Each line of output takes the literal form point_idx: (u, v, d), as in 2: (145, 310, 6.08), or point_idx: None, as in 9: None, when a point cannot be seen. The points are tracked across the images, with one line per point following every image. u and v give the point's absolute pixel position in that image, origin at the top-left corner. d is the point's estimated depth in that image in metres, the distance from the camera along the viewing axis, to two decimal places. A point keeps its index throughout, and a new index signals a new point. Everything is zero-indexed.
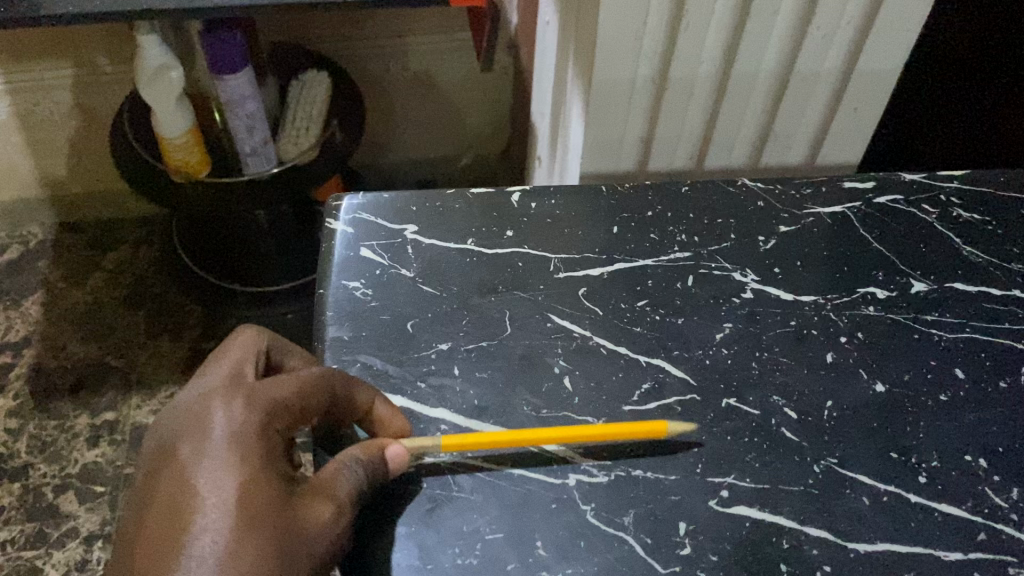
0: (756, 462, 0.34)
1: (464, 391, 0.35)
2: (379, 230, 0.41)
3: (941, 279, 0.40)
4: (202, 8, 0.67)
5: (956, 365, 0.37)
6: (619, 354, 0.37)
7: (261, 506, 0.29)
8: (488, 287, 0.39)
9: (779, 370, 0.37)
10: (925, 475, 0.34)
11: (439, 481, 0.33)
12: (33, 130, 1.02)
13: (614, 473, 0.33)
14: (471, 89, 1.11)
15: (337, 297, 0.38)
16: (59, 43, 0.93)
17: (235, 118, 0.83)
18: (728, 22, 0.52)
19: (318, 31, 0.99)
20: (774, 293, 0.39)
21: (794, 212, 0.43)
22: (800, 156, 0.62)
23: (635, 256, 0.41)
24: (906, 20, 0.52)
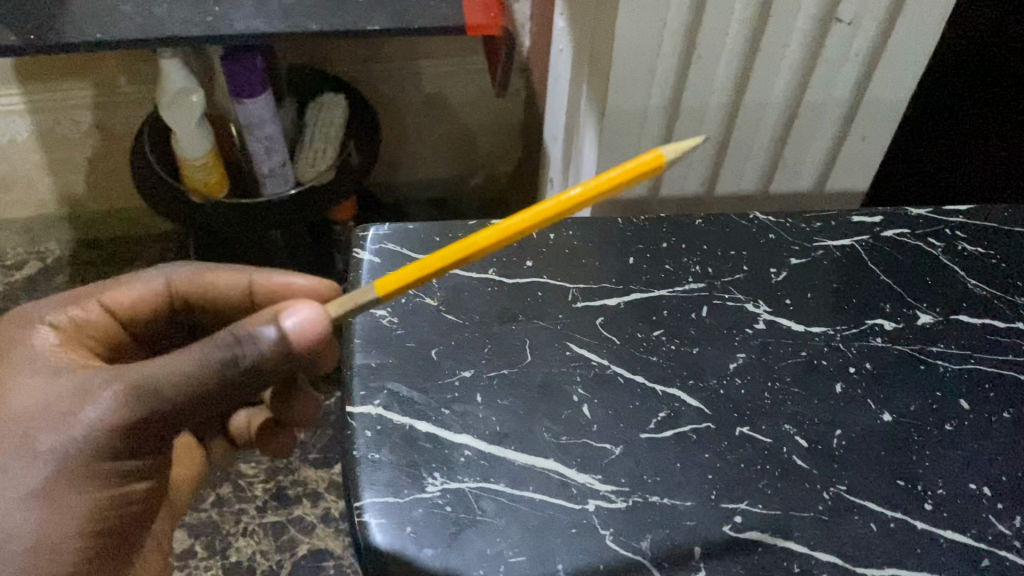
0: (768, 489, 0.35)
1: (486, 418, 0.37)
2: (404, 260, 0.43)
3: (946, 312, 0.42)
4: (226, 36, 0.68)
5: (961, 397, 0.39)
6: (636, 383, 0.38)
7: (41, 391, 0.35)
8: (509, 316, 0.41)
9: (789, 400, 0.38)
10: (931, 502, 0.35)
11: (463, 504, 0.34)
12: (53, 148, 1.05)
13: (632, 499, 0.34)
14: (484, 112, 1.13)
15: (364, 324, 0.40)
16: (80, 65, 0.96)
17: (254, 140, 0.85)
18: (739, 55, 0.53)
19: (335, 55, 1.01)
20: (786, 323, 0.41)
21: (804, 245, 0.44)
22: (808, 185, 0.63)
23: (651, 287, 0.42)
24: (912, 53, 0.54)
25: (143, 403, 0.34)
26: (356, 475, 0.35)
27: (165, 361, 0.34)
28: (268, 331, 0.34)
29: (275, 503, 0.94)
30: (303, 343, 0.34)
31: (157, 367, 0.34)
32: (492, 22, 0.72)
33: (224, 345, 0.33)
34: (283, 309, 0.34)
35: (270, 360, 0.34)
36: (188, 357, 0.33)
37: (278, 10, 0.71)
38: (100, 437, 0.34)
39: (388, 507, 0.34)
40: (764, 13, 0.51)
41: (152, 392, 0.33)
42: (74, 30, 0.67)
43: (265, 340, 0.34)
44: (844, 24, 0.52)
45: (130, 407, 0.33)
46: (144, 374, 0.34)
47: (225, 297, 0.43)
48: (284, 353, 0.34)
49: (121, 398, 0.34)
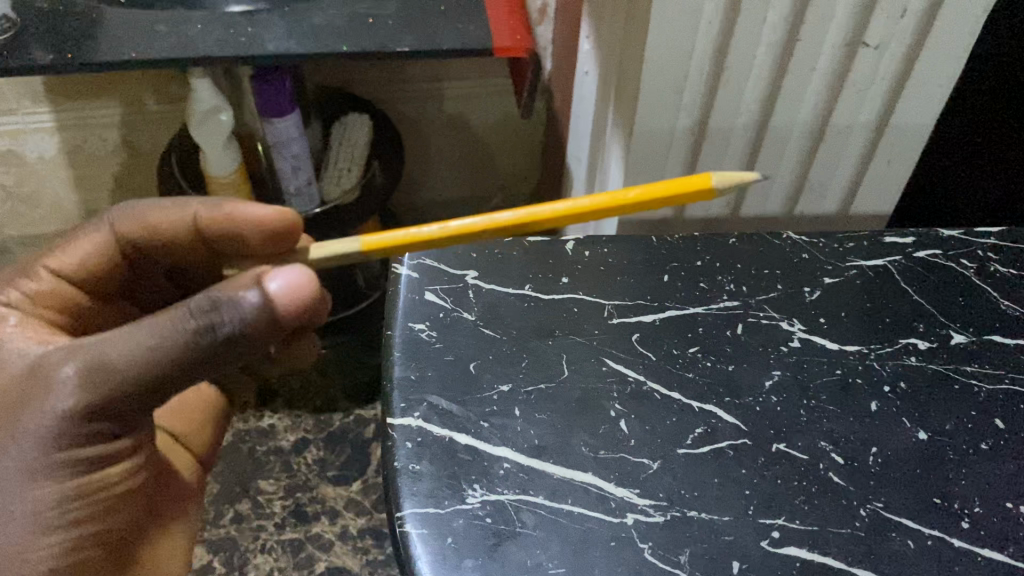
0: (805, 505, 0.35)
1: (525, 431, 0.37)
2: (441, 276, 0.44)
3: (980, 331, 0.42)
4: (259, 56, 0.70)
5: (996, 416, 0.39)
6: (672, 399, 0.39)
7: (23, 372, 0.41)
8: (546, 331, 0.41)
9: (825, 418, 0.38)
10: (967, 520, 0.35)
11: (503, 516, 0.34)
12: (80, 165, 1.07)
13: (670, 513, 0.35)
14: (506, 133, 1.14)
15: (404, 337, 0.41)
16: (109, 85, 0.98)
17: (281, 159, 0.86)
18: (766, 77, 0.54)
19: (360, 76, 1.03)
20: (820, 342, 0.41)
21: (837, 264, 0.45)
22: (834, 207, 0.64)
23: (686, 304, 0.43)
24: (939, 77, 0.54)
25: (110, 382, 0.39)
26: (396, 486, 0.35)
27: (131, 335, 0.40)
28: (248, 295, 0.40)
29: (293, 520, 0.95)
30: (286, 306, 0.40)
31: (122, 343, 0.39)
32: (519, 44, 0.73)
33: (202, 313, 0.39)
34: (262, 274, 0.41)
35: (246, 324, 0.40)
36: (161, 327, 0.39)
37: (309, 31, 0.72)
38: (69, 420, 0.40)
39: (429, 517, 0.34)
40: (793, 36, 0.51)
41: (122, 369, 0.39)
42: (110, 49, 0.68)
43: (240, 304, 0.40)
44: (870, 48, 0.52)
45: (90, 387, 0.39)
46: (109, 353, 0.39)
47: (172, 236, 0.49)
48: (265, 315, 0.40)
49: (80, 379, 0.39)
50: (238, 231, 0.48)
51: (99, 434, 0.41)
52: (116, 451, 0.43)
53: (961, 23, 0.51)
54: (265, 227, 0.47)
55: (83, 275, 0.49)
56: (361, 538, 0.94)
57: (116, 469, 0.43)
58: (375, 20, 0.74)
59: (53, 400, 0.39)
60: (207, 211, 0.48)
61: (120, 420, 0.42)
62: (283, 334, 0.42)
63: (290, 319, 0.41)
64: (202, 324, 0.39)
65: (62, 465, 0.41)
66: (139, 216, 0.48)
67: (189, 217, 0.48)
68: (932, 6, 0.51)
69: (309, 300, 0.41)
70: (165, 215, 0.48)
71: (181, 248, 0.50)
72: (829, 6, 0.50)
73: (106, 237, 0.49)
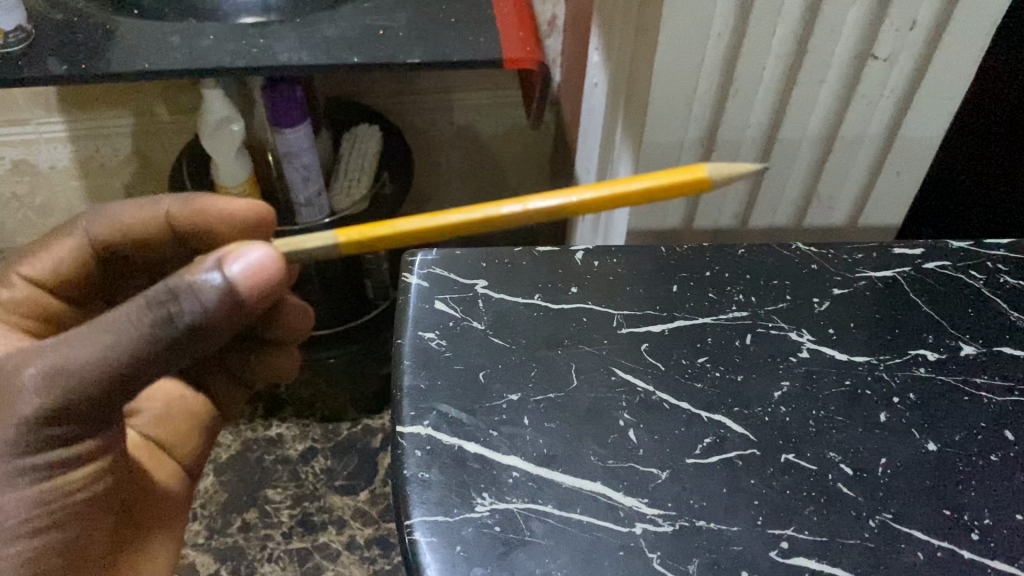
0: (814, 516, 0.35)
1: (534, 440, 0.37)
2: (451, 285, 0.44)
3: (989, 343, 0.42)
4: (270, 67, 0.70)
5: (1007, 428, 0.39)
6: (681, 409, 0.39)
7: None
8: (555, 340, 0.41)
9: (834, 428, 0.38)
10: (977, 532, 0.35)
11: (512, 524, 0.34)
12: (92, 176, 1.08)
13: (680, 523, 0.35)
14: (516, 145, 1.14)
15: (413, 346, 0.41)
16: (122, 96, 0.98)
17: (292, 169, 0.86)
18: (775, 89, 0.54)
19: (370, 87, 1.04)
20: (829, 352, 0.41)
21: (846, 275, 0.45)
22: (842, 219, 0.63)
23: (695, 315, 0.43)
24: (948, 89, 0.55)
25: (74, 381, 0.41)
26: (406, 494, 0.35)
27: (94, 335, 0.41)
28: (209, 279, 0.41)
29: (301, 529, 0.95)
30: (246, 285, 0.41)
31: (82, 343, 0.41)
32: (528, 56, 0.73)
33: (160, 301, 0.41)
34: (232, 255, 0.42)
35: (209, 308, 0.41)
36: (121, 322, 0.41)
37: (320, 42, 0.73)
38: (30, 424, 0.42)
39: (438, 526, 0.34)
40: (802, 48, 0.52)
41: (87, 367, 0.41)
42: (124, 60, 0.69)
43: (199, 290, 0.41)
44: (879, 61, 0.53)
45: (55, 387, 0.41)
46: (72, 354, 0.41)
47: (148, 232, 0.56)
48: (229, 298, 0.41)
49: (44, 380, 0.41)
50: (210, 228, 0.56)
51: (62, 434, 0.44)
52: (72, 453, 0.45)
53: (971, 35, 0.51)
54: (250, 226, 0.56)
55: (56, 278, 0.56)
56: (368, 548, 0.94)
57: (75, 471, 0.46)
58: (386, 32, 0.74)
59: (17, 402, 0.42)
60: (178, 208, 0.55)
61: (81, 421, 0.44)
62: (245, 314, 0.43)
63: (252, 300, 0.42)
64: (164, 318, 0.41)
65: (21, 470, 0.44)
66: (112, 217, 0.55)
67: (162, 212, 0.55)
68: (941, 18, 0.51)
69: (272, 277, 0.42)
70: (139, 214, 0.56)
71: (154, 243, 0.57)
72: (839, 18, 0.50)
73: (77, 241, 0.56)
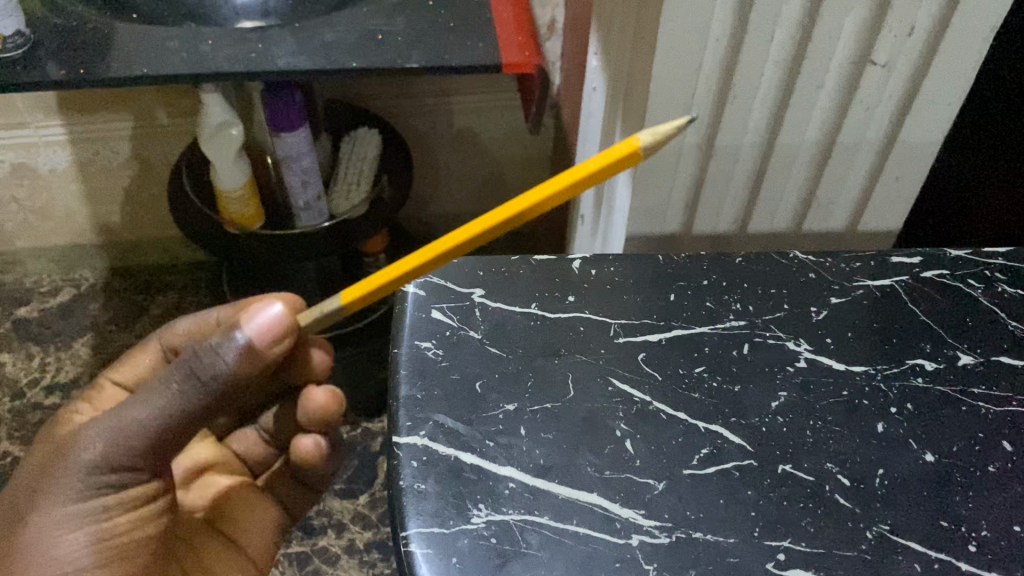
0: (811, 527, 0.35)
1: (530, 451, 0.37)
2: (448, 294, 0.44)
3: (987, 353, 0.42)
4: (269, 72, 0.70)
5: (1004, 438, 0.39)
6: (678, 419, 0.39)
7: (62, 449, 0.54)
8: (552, 350, 0.41)
9: (832, 439, 0.38)
10: (975, 544, 0.35)
11: (508, 536, 0.34)
12: (91, 179, 1.08)
13: (676, 534, 0.35)
14: (515, 149, 1.14)
15: (410, 356, 0.41)
16: (123, 100, 0.99)
17: (291, 173, 0.86)
18: (773, 95, 0.54)
19: (370, 91, 1.04)
20: (826, 362, 0.41)
21: (844, 284, 0.45)
22: (842, 224, 0.63)
23: (692, 323, 0.43)
24: (947, 94, 0.54)
25: (125, 436, 0.53)
26: (402, 506, 0.35)
27: (146, 402, 0.53)
28: (230, 345, 0.55)
29: (300, 533, 0.95)
30: (261, 342, 0.56)
31: (136, 409, 0.53)
32: (527, 61, 0.73)
33: (186, 364, 0.54)
34: (253, 318, 0.57)
35: (227, 367, 0.54)
36: (164, 387, 0.53)
37: (318, 47, 0.73)
38: (96, 471, 0.53)
39: (433, 537, 0.34)
40: (800, 54, 0.52)
41: (135, 426, 0.53)
42: (122, 65, 0.69)
43: (222, 352, 0.54)
44: (878, 66, 0.52)
45: (107, 444, 0.53)
46: (126, 414, 0.53)
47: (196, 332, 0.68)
48: (248, 358, 0.55)
49: (102, 438, 0.53)
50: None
51: (117, 484, 0.54)
52: (126, 498, 0.55)
53: (970, 40, 0.51)
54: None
55: (134, 377, 0.68)
56: (367, 552, 0.94)
57: (124, 516, 0.55)
58: (384, 36, 0.74)
59: (80, 455, 0.53)
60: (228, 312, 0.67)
61: (142, 469, 0.55)
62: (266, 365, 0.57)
63: (266, 350, 0.56)
64: (199, 371, 0.53)
65: (79, 513, 0.54)
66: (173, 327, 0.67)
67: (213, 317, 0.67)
68: (939, 24, 0.51)
69: (280, 333, 0.57)
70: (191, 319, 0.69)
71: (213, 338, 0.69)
72: (837, 23, 0.50)
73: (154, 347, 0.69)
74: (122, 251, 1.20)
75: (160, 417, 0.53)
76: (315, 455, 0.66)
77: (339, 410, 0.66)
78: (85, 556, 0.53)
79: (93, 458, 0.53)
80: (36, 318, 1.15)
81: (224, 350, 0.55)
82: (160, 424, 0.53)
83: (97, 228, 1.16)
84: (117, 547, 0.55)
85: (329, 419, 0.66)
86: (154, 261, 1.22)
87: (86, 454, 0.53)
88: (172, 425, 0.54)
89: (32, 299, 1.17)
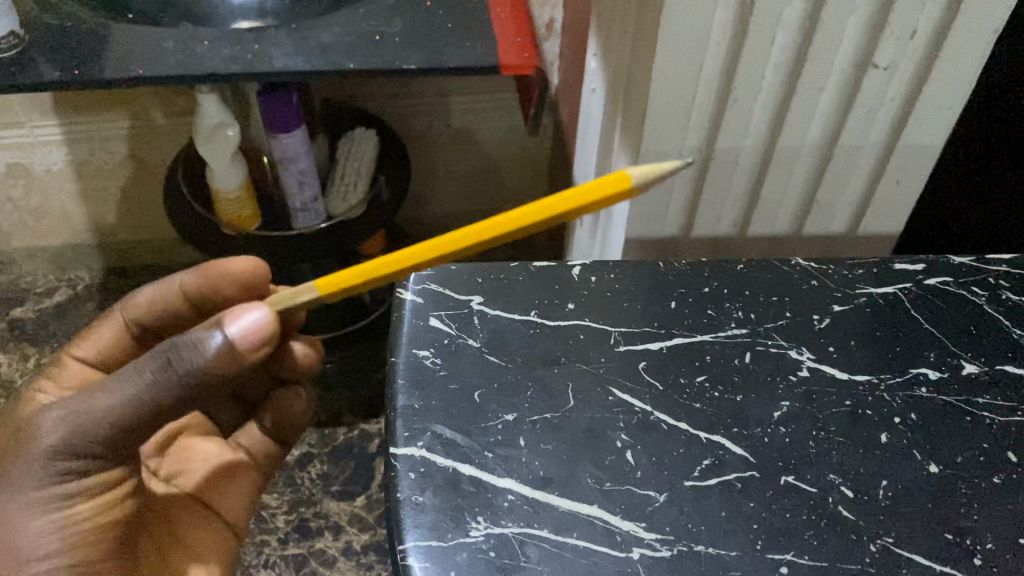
0: (814, 540, 0.35)
1: (530, 463, 0.37)
2: (446, 300, 0.43)
3: (991, 362, 0.41)
4: (266, 72, 0.70)
5: (1009, 449, 0.38)
6: (680, 430, 0.38)
7: (20, 427, 0.50)
8: (551, 358, 0.41)
9: (835, 449, 0.38)
10: (980, 557, 0.34)
11: (507, 550, 0.34)
12: (87, 179, 1.07)
13: (677, 547, 0.34)
14: (513, 149, 1.14)
15: (407, 365, 0.40)
16: (119, 101, 0.98)
17: (288, 174, 0.86)
18: (775, 98, 0.53)
19: (368, 92, 1.03)
20: (829, 371, 0.41)
21: (846, 292, 0.44)
22: (842, 227, 0.63)
23: (694, 332, 0.42)
24: (948, 98, 0.54)
25: (87, 423, 0.48)
26: (399, 518, 0.34)
27: (110, 390, 0.48)
28: (211, 337, 0.48)
29: (297, 535, 0.94)
30: (242, 343, 0.49)
31: (98, 396, 0.48)
32: (526, 62, 0.73)
33: (161, 355, 0.48)
34: (237, 315, 0.50)
35: (207, 362, 0.48)
36: (134, 376, 0.48)
37: (315, 47, 0.72)
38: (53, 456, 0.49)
39: (431, 551, 0.33)
40: (800, 58, 0.51)
41: (99, 413, 0.48)
42: (118, 66, 0.68)
43: (202, 345, 0.48)
44: (880, 69, 0.52)
45: (67, 430, 0.48)
46: (88, 400, 0.48)
47: (163, 304, 0.61)
48: (230, 353, 0.48)
49: (60, 422, 0.48)
50: (216, 289, 0.60)
51: (84, 469, 0.50)
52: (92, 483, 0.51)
53: (972, 44, 0.51)
54: (246, 285, 0.61)
55: (102, 356, 0.60)
56: (364, 554, 0.93)
57: (90, 503, 0.51)
58: (381, 37, 0.73)
59: (36, 441, 0.48)
60: (192, 278, 0.60)
61: (104, 457, 0.50)
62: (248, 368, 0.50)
63: (246, 354, 0.49)
64: (188, 363, 0.48)
65: (42, 500, 0.50)
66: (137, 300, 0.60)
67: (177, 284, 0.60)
68: (940, 27, 0.50)
69: (263, 337, 0.49)
70: (152, 290, 0.60)
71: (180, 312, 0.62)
72: (839, 28, 0.49)
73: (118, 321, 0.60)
74: (118, 251, 1.19)
75: (126, 405, 0.48)
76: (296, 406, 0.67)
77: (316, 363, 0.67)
78: (52, 544, 0.50)
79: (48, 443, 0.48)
80: (32, 318, 1.14)
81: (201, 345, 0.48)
82: (129, 413, 0.48)
83: (93, 228, 1.15)
84: (83, 533, 0.51)
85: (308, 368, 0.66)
86: (150, 262, 1.22)
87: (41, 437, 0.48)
88: (146, 413, 0.48)
89: (28, 300, 1.17)
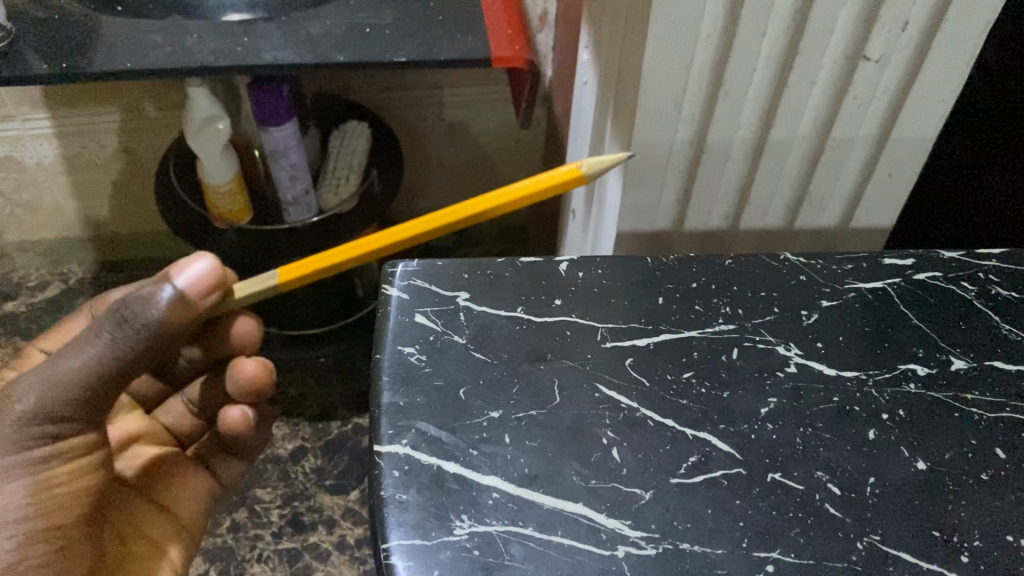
0: (800, 538, 0.34)
1: (515, 459, 0.36)
2: (433, 297, 0.43)
3: (979, 357, 0.41)
4: (254, 66, 0.69)
5: (997, 445, 0.38)
6: (666, 426, 0.38)
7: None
8: (537, 354, 0.40)
9: (823, 446, 0.38)
10: (967, 554, 0.34)
11: (491, 548, 0.33)
12: (78, 172, 1.06)
13: (663, 545, 0.34)
14: (505, 141, 1.13)
15: (392, 362, 0.40)
16: (108, 93, 0.97)
17: (279, 167, 0.85)
18: (765, 89, 0.53)
19: (359, 84, 1.02)
20: (816, 367, 0.41)
21: (835, 287, 0.44)
22: (835, 218, 0.62)
23: (681, 328, 0.42)
24: (940, 90, 0.54)
25: (61, 386, 0.49)
26: (383, 516, 0.34)
27: (74, 351, 0.49)
28: (161, 291, 0.52)
29: (291, 530, 0.94)
30: (193, 292, 0.53)
31: (66, 358, 0.49)
32: (517, 55, 0.72)
33: (117, 313, 0.50)
34: (186, 264, 0.53)
35: (161, 314, 0.51)
36: (97, 338, 0.50)
37: (306, 40, 0.71)
38: (30, 420, 0.48)
39: (415, 550, 0.33)
40: (791, 50, 0.51)
41: (68, 377, 0.49)
42: (106, 59, 0.68)
43: (153, 299, 0.51)
44: (872, 62, 0.51)
45: (44, 392, 0.48)
46: (57, 364, 0.49)
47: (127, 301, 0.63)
48: (181, 303, 0.52)
49: (35, 388, 0.48)
50: None
51: (56, 435, 0.50)
52: (68, 448, 0.50)
53: (964, 37, 0.51)
54: None
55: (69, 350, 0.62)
56: (358, 548, 0.93)
57: (65, 467, 0.50)
58: (372, 29, 0.73)
59: (14, 406, 0.48)
60: None
61: (78, 421, 0.50)
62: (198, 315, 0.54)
63: (199, 301, 0.53)
64: (153, 315, 0.51)
65: (16, 465, 0.49)
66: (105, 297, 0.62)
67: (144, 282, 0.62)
68: (932, 20, 0.50)
69: (212, 286, 0.54)
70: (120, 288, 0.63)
71: None
72: (831, 20, 0.49)
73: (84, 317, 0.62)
74: (110, 244, 1.18)
75: (96, 360, 0.49)
76: (244, 427, 0.62)
77: (271, 381, 0.63)
78: (24, 506, 0.49)
79: (23, 410, 0.48)
80: (24, 312, 1.13)
81: (154, 298, 0.51)
82: (99, 369, 0.49)
83: (86, 220, 1.14)
84: (59, 498, 0.50)
85: (260, 390, 0.63)
86: (142, 255, 1.21)
87: (19, 404, 0.48)
88: (113, 368, 0.50)
89: (20, 293, 1.16)
